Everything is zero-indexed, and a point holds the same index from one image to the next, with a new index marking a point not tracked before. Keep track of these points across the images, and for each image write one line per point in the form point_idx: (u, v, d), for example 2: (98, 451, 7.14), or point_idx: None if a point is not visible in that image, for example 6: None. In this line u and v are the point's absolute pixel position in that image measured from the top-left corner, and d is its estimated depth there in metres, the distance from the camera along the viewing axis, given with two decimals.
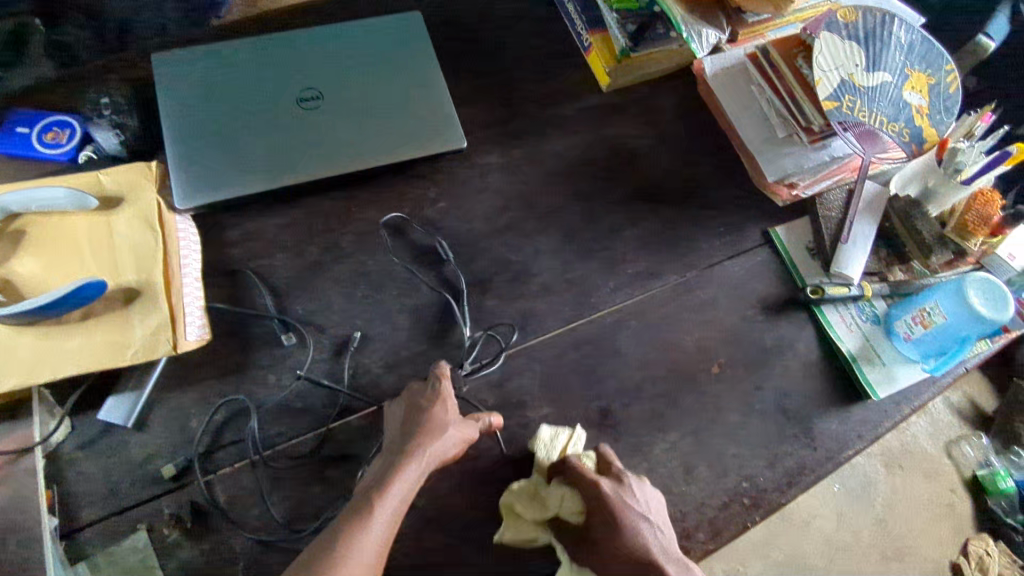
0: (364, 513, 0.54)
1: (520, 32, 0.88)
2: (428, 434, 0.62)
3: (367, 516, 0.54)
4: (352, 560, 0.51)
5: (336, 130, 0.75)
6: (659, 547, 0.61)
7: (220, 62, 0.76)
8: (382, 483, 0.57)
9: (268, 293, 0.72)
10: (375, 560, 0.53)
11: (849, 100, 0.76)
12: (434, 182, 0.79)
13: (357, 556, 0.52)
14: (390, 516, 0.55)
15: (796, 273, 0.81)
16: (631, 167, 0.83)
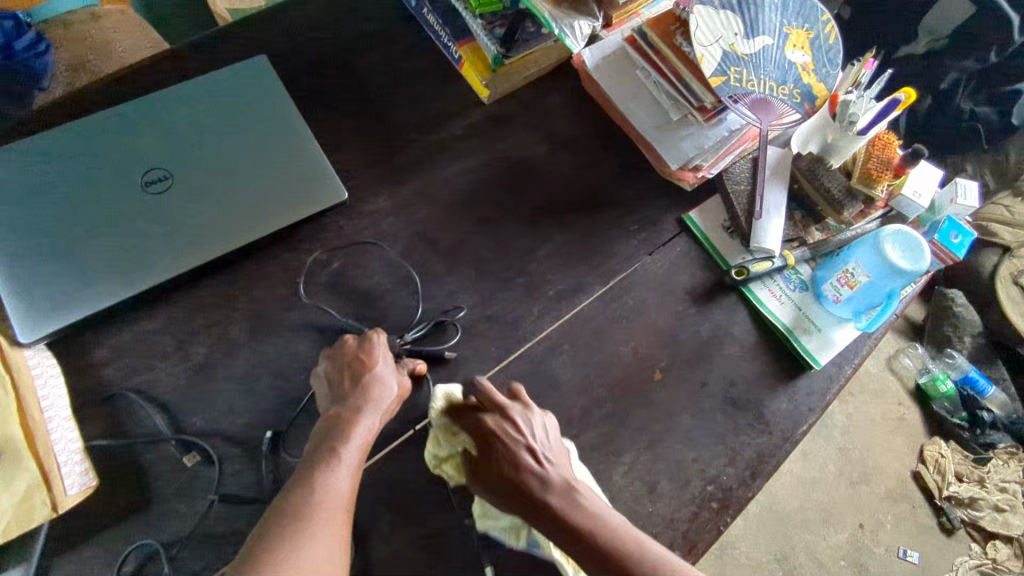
0: (331, 461, 0.55)
1: (384, 56, 0.81)
2: (362, 399, 0.60)
3: (333, 464, 0.55)
4: (332, 503, 0.52)
5: (195, 211, 0.66)
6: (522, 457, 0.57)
7: (40, 159, 0.65)
8: (323, 448, 0.56)
9: (158, 412, 0.63)
10: (350, 501, 0.54)
11: (735, 71, 0.73)
12: (323, 242, 0.72)
13: (318, 519, 0.51)
14: (356, 462, 0.56)
15: (718, 256, 0.79)
16: (531, 181, 0.78)
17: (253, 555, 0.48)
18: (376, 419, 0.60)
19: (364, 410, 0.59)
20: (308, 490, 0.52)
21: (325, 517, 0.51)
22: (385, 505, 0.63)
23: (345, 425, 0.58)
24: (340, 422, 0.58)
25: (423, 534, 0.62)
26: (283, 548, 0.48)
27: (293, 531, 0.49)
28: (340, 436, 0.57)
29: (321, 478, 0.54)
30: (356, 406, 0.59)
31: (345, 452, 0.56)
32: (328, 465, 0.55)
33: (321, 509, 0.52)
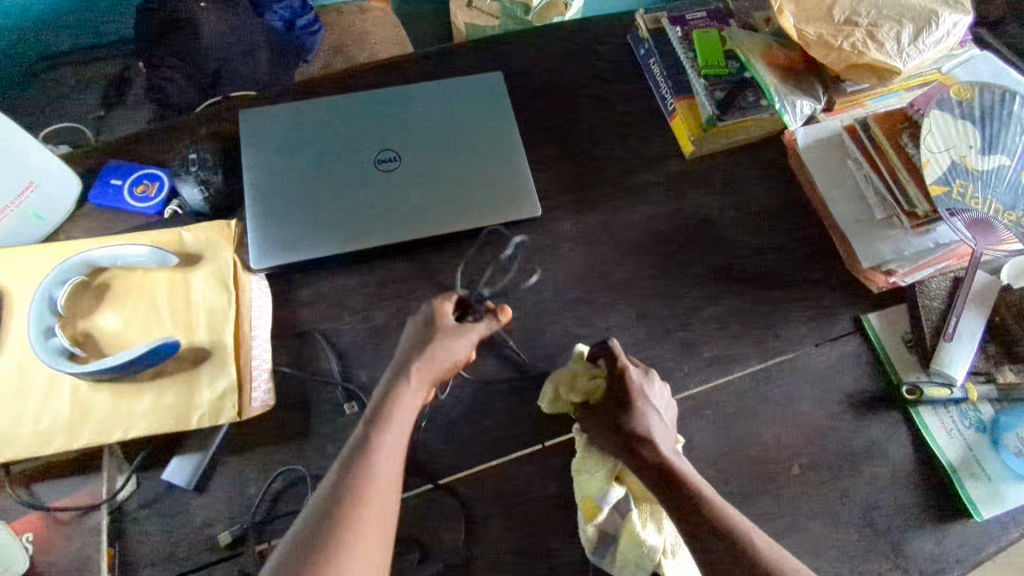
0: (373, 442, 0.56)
1: (603, 94, 0.86)
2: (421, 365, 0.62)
3: (375, 444, 0.56)
4: (377, 484, 0.53)
5: (409, 194, 0.74)
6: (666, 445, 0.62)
7: (302, 121, 0.77)
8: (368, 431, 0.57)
9: (334, 357, 0.71)
10: (395, 480, 0.55)
11: (960, 185, 0.70)
12: (505, 249, 0.77)
13: (367, 507, 0.52)
14: (399, 438, 0.57)
15: (890, 367, 0.74)
16: (711, 242, 0.79)
17: (310, 552, 0.48)
18: (435, 380, 0.63)
19: (409, 388, 0.60)
20: (354, 476, 0.53)
21: (370, 509, 0.52)
22: (500, 506, 0.66)
23: (392, 406, 0.58)
24: (383, 405, 0.59)
25: (527, 547, 0.64)
26: (338, 540, 0.49)
27: (343, 529, 0.50)
28: (383, 423, 0.57)
29: (366, 461, 0.54)
30: (399, 385, 0.60)
31: (391, 434, 0.57)
32: (371, 455, 0.55)
33: (369, 503, 0.52)
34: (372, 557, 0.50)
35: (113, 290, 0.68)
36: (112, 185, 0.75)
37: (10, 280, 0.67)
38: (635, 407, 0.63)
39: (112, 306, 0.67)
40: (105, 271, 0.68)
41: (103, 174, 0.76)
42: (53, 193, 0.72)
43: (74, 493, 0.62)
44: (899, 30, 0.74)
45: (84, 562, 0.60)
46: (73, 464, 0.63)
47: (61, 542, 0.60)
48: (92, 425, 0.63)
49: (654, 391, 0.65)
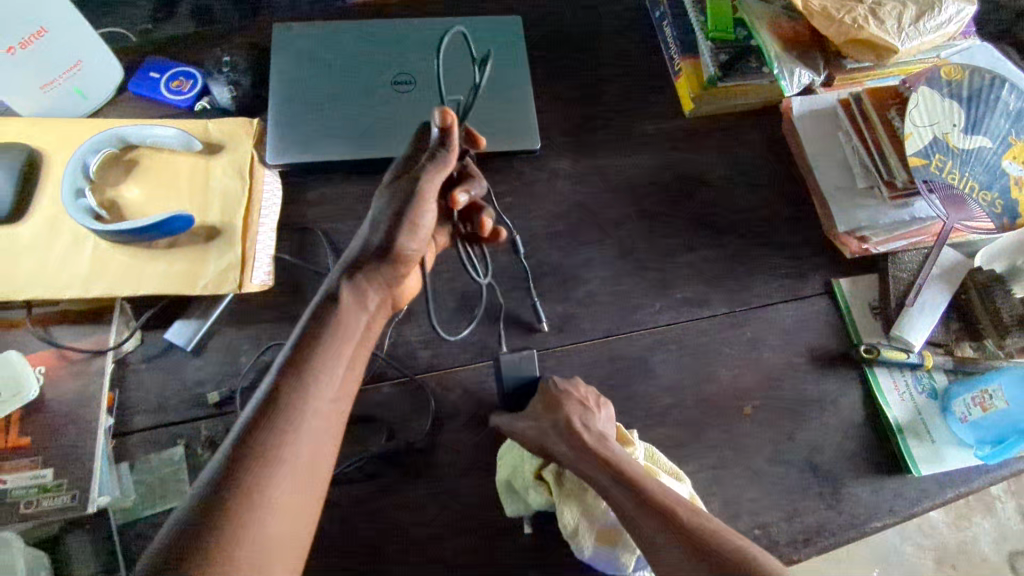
0: (324, 360, 0.56)
1: (614, 50, 0.90)
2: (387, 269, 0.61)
3: (327, 364, 0.56)
4: (323, 406, 0.54)
5: (421, 115, 0.80)
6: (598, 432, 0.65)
7: (328, 37, 0.82)
8: (319, 349, 0.56)
9: (332, 254, 0.77)
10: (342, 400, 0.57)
11: (939, 159, 0.73)
12: (504, 178, 0.82)
13: (313, 430, 0.53)
14: (350, 359, 0.58)
15: (853, 329, 0.78)
16: (698, 195, 0.83)
17: (240, 484, 0.48)
18: (383, 284, 0.62)
19: (353, 299, 0.59)
20: (303, 397, 0.53)
21: (300, 441, 0.52)
22: (467, 403, 0.71)
23: (336, 330, 0.57)
24: (324, 326, 0.57)
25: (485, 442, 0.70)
26: (279, 468, 0.50)
27: (270, 465, 0.50)
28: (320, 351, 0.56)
29: (314, 382, 0.54)
30: (342, 301, 0.59)
31: (327, 358, 0.56)
32: (306, 383, 0.54)
33: (299, 433, 0.52)
34: (300, 490, 0.51)
35: (140, 166, 0.74)
36: (151, 77, 0.81)
37: (50, 144, 0.73)
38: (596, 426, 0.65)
39: (137, 180, 0.73)
40: (133, 149, 0.74)
41: (143, 67, 0.82)
42: (97, 75, 0.78)
43: (84, 338, 0.68)
44: (901, 12, 0.77)
45: (85, 399, 0.66)
46: (85, 314, 0.69)
47: (67, 378, 0.66)
48: (106, 280, 0.68)
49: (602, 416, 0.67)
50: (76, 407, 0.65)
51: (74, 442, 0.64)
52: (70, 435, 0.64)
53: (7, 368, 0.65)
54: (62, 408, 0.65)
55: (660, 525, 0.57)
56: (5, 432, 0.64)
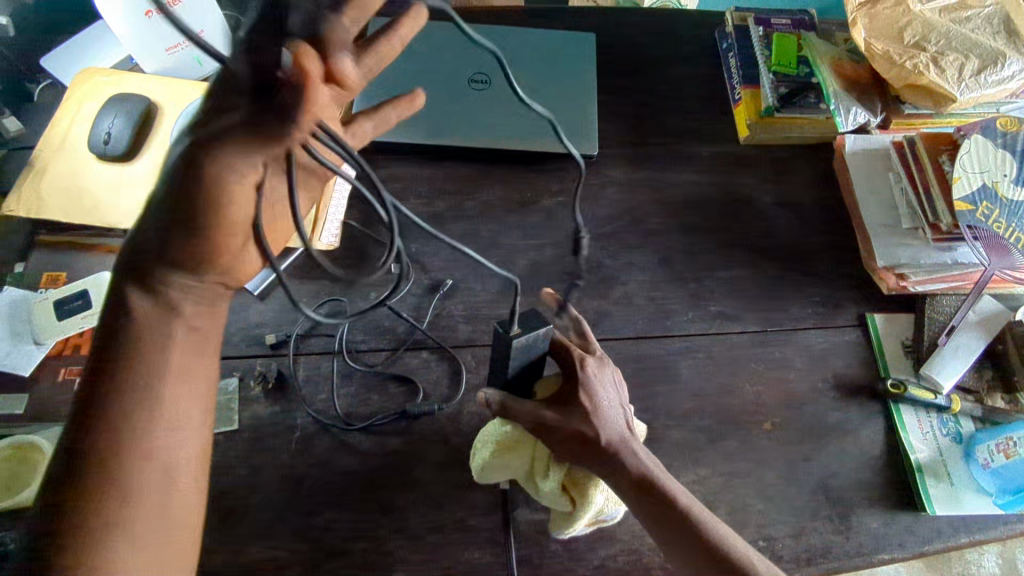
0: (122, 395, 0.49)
1: (679, 77, 0.96)
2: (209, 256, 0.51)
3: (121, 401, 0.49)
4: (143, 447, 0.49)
5: (492, 112, 0.87)
6: (613, 414, 0.64)
7: (418, 34, 0.90)
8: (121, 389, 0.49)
9: (393, 227, 0.83)
10: (157, 433, 0.50)
11: (986, 206, 0.76)
12: (558, 179, 0.88)
13: (139, 480, 0.49)
14: (157, 380, 0.50)
15: (883, 363, 0.79)
16: (742, 218, 0.87)
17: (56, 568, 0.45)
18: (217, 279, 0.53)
19: (204, 272, 0.52)
20: (116, 446, 0.48)
21: (142, 478, 0.49)
22: None
23: (139, 353, 0.50)
24: (117, 358, 0.50)
25: None
26: (105, 536, 0.47)
27: (113, 515, 0.47)
28: (140, 379, 0.50)
29: (123, 429, 0.49)
30: (145, 317, 0.50)
31: (161, 317, 0.51)
32: (133, 361, 0.50)
33: (137, 434, 0.49)
34: (173, 529, 0.51)
35: None
36: None
37: (166, 101, 0.83)
38: (596, 408, 0.63)
39: None
40: None
41: None
42: None
43: None
44: (963, 63, 0.80)
45: None
46: None
47: None
48: None
49: (604, 377, 0.65)
50: None
51: None
52: None
53: (103, 292, 0.73)
54: None
55: (679, 543, 0.61)
56: (91, 342, 0.72)
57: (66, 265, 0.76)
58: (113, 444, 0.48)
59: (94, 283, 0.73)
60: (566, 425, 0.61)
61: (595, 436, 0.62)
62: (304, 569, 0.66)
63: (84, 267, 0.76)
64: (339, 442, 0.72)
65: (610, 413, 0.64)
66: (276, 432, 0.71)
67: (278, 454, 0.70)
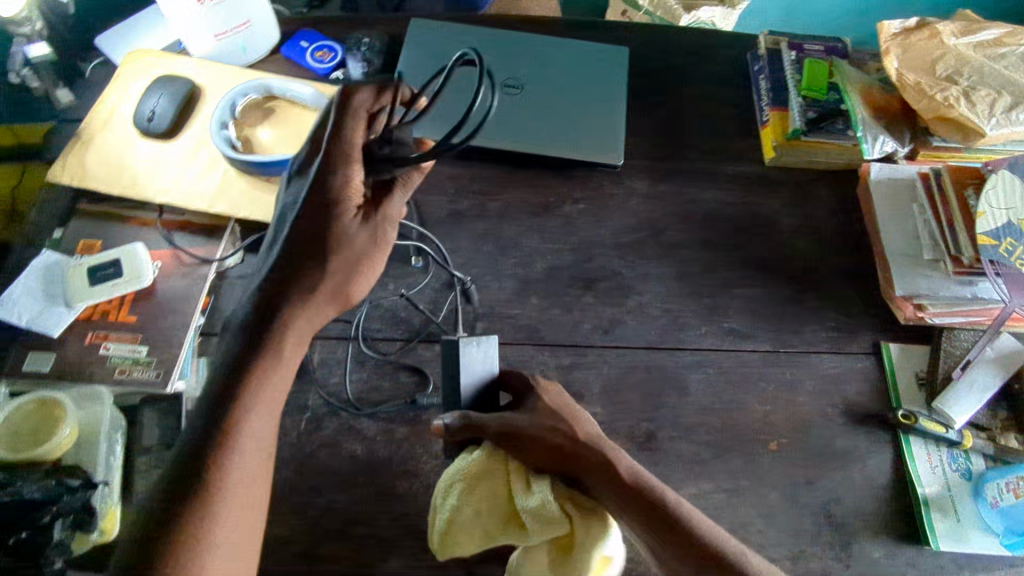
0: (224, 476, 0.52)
1: (708, 96, 0.97)
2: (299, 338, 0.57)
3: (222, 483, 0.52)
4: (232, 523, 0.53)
5: (521, 116, 0.89)
6: (582, 417, 0.67)
7: (457, 39, 0.94)
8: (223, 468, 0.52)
9: (415, 221, 0.85)
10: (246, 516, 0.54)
11: (1010, 242, 0.76)
12: (582, 187, 0.89)
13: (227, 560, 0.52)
14: (251, 463, 0.54)
15: (894, 393, 0.78)
16: (761, 238, 0.87)
17: None
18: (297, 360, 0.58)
19: (288, 352, 0.56)
20: (212, 527, 0.51)
21: (230, 551, 0.52)
22: None
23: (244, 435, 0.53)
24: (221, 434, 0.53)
25: None
26: None
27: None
28: (236, 419, 0.54)
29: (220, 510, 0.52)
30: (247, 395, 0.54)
31: (259, 399, 0.55)
32: (238, 443, 0.53)
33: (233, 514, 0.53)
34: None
35: (276, 114, 0.86)
36: (301, 45, 0.94)
37: (209, 85, 0.86)
38: (562, 412, 0.66)
39: (271, 124, 0.85)
40: (275, 98, 0.86)
41: (296, 36, 0.95)
42: (258, 32, 0.91)
43: (198, 246, 0.79)
44: (994, 99, 0.80)
45: (186, 297, 0.76)
46: (203, 227, 0.80)
47: (176, 276, 0.77)
48: (227, 199, 0.79)
49: (560, 395, 0.69)
50: (178, 302, 0.75)
51: (170, 330, 0.74)
52: (168, 324, 0.74)
53: (133, 261, 0.75)
54: (167, 299, 0.75)
55: (677, 546, 0.59)
56: (118, 309, 0.74)
57: (101, 234, 0.78)
58: (217, 522, 0.52)
59: (127, 252, 0.76)
60: (534, 427, 0.63)
61: (571, 433, 0.64)
62: (304, 547, 0.67)
63: (118, 237, 0.78)
64: (347, 427, 0.73)
65: (579, 416, 0.67)
66: (287, 411, 0.73)
67: (287, 433, 0.72)
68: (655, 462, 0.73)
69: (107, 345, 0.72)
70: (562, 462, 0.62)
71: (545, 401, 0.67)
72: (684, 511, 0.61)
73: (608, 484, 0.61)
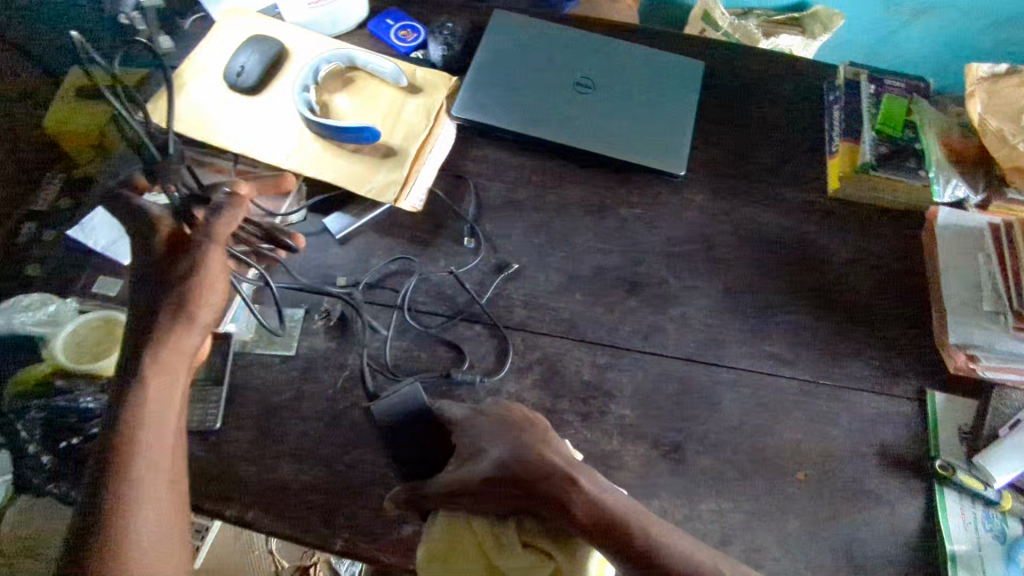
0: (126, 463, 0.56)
1: (778, 120, 0.97)
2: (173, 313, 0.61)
3: (125, 466, 0.55)
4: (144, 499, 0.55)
5: (589, 116, 0.90)
6: (546, 441, 0.67)
7: (535, 35, 0.96)
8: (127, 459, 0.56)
9: (473, 205, 0.87)
10: (160, 491, 0.57)
11: None
12: (639, 193, 0.90)
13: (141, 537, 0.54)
14: (153, 445, 0.57)
15: (934, 442, 0.76)
16: (814, 268, 0.86)
17: None
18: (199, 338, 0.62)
19: (180, 329, 0.61)
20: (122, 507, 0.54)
21: (142, 526, 0.55)
22: (541, 367, 0.77)
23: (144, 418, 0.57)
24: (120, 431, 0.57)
25: (546, 405, 0.75)
26: None
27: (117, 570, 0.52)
28: (132, 417, 0.57)
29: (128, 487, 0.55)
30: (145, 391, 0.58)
31: (155, 390, 0.59)
32: (136, 432, 0.57)
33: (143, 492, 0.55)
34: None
35: (354, 84, 0.89)
36: (386, 23, 0.98)
37: (297, 48, 0.90)
38: (519, 434, 0.67)
39: (348, 93, 0.88)
40: (355, 70, 0.90)
41: (383, 14, 0.99)
42: (350, 6, 0.97)
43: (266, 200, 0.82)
44: None
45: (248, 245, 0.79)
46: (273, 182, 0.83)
47: None
48: (299, 158, 0.83)
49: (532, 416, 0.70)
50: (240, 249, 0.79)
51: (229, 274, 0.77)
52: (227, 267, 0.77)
53: None
54: None
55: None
56: None
57: (179, 175, 0.83)
58: (124, 500, 0.55)
59: None
60: (484, 460, 0.65)
61: (529, 459, 0.65)
62: (325, 498, 0.69)
63: (194, 180, 0.83)
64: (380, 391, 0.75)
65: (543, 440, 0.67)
66: (326, 366, 0.75)
67: (324, 388, 0.74)
68: (679, 473, 0.73)
69: None
70: (522, 498, 0.63)
71: (504, 421, 0.68)
72: (653, 534, 0.58)
73: (566, 509, 0.60)
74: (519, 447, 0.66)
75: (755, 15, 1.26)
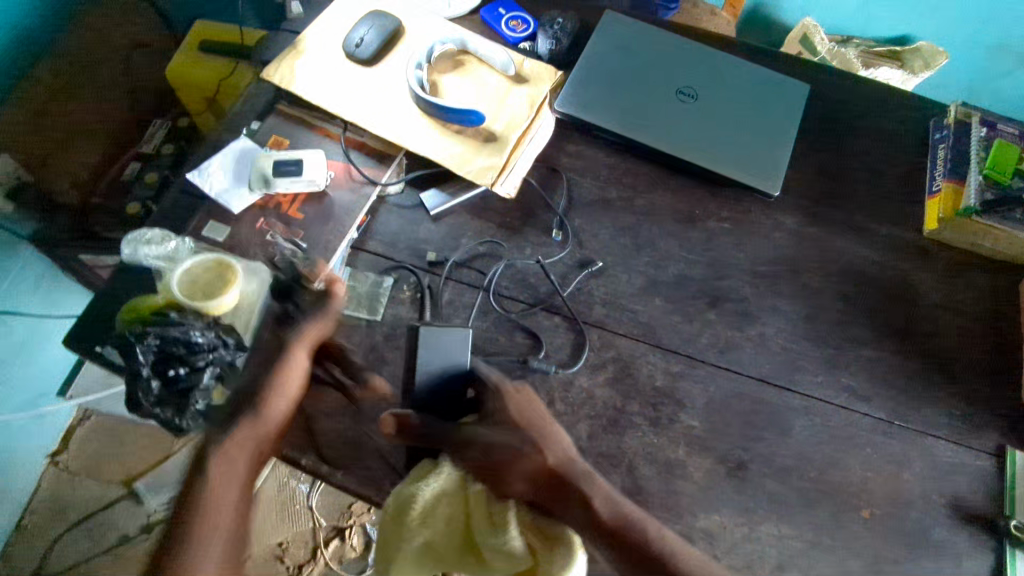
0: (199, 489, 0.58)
1: (879, 152, 0.95)
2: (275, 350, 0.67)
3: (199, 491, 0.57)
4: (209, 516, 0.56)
5: (689, 125, 0.90)
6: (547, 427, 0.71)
7: (643, 40, 0.97)
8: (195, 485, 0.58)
9: (565, 200, 0.88)
10: (230, 520, 0.57)
11: None
12: (730, 207, 0.89)
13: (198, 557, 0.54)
14: (224, 474, 0.59)
15: (1010, 501, 0.74)
16: (901, 306, 0.85)
17: None
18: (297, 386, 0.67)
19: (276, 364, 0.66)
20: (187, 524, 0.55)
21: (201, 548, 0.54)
22: (615, 366, 0.78)
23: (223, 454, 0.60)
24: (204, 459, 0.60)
25: (617, 404, 0.76)
26: None
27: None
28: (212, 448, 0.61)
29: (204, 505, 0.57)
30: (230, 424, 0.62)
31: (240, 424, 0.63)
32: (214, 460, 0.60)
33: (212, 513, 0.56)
34: None
35: (463, 66, 0.91)
36: (498, 12, 1.00)
37: (414, 27, 0.93)
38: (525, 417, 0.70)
39: (456, 75, 0.90)
40: (465, 53, 0.92)
41: (496, 2, 1.01)
42: None
43: (369, 169, 0.85)
44: None
45: (349, 210, 0.82)
46: (376, 153, 0.86)
47: (344, 189, 0.84)
48: (405, 133, 0.86)
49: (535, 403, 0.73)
50: (341, 213, 0.82)
51: (328, 235, 0.80)
52: (327, 229, 0.81)
53: (312, 165, 0.82)
54: (331, 208, 0.82)
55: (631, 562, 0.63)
56: (290, 204, 0.81)
57: (291, 135, 0.86)
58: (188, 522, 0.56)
59: (310, 155, 0.83)
60: (493, 438, 0.67)
61: (535, 442, 0.68)
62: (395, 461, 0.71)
63: (303, 142, 0.86)
64: None
65: (551, 429, 0.71)
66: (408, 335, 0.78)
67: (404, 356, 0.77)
68: (741, 491, 0.73)
69: (273, 232, 0.80)
70: (535, 477, 0.66)
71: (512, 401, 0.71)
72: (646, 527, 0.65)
73: (567, 495, 0.65)
74: (529, 428, 0.69)
75: (857, 45, 1.28)
